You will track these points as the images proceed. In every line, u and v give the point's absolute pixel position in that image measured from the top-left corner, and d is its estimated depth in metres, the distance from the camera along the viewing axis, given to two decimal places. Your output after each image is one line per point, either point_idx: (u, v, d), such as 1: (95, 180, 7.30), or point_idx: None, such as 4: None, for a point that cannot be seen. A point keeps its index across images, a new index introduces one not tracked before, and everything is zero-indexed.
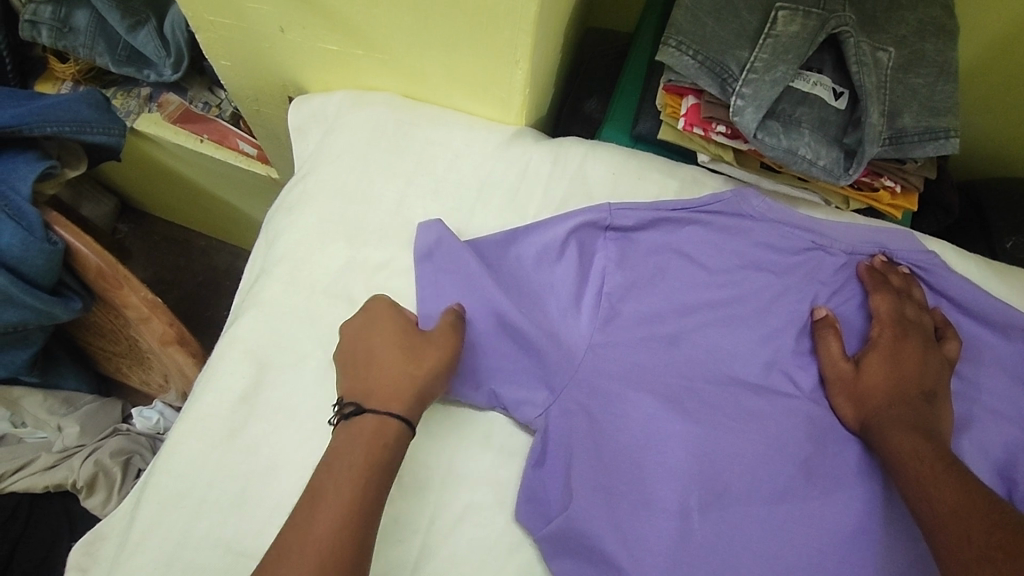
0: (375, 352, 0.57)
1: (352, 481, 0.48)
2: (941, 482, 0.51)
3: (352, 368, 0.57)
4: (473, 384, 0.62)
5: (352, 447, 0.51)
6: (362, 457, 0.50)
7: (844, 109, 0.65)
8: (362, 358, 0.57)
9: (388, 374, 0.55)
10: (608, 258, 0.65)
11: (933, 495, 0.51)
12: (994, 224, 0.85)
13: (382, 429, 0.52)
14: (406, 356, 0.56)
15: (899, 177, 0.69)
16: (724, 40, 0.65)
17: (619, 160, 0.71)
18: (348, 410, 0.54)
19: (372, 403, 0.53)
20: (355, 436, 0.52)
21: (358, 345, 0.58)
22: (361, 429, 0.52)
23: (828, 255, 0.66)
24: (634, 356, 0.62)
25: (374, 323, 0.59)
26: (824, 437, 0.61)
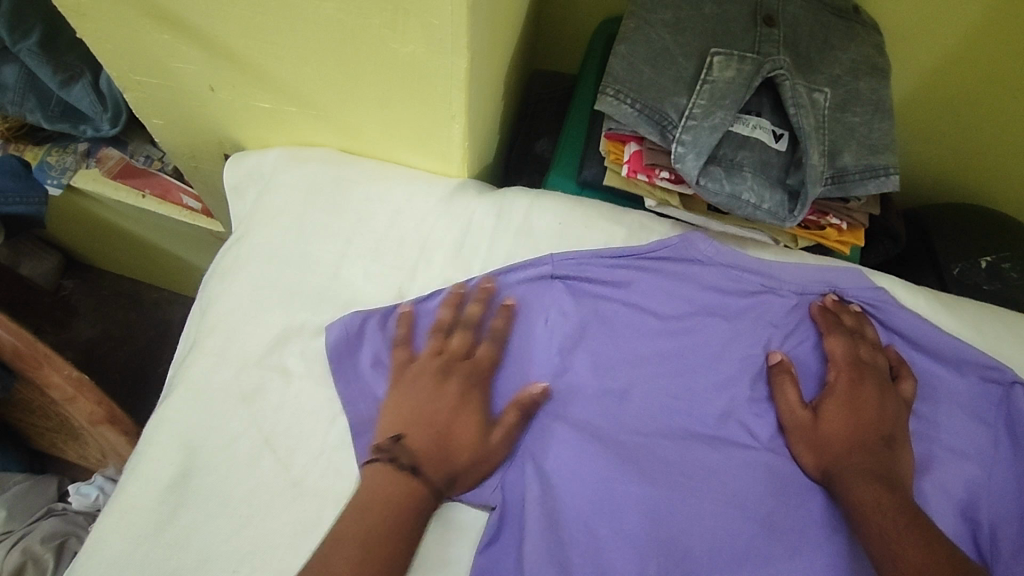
0: (447, 404, 0.58)
1: (382, 534, 0.52)
2: (908, 545, 0.51)
3: (423, 422, 0.57)
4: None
5: (378, 506, 0.53)
6: (381, 508, 0.53)
7: (785, 151, 0.65)
8: (432, 417, 0.58)
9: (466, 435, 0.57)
10: (558, 309, 0.63)
11: (899, 554, 0.51)
12: (940, 251, 0.86)
13: (416, 491, 0.54)
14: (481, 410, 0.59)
15: (845, 216, 0.69)
16: (662, 87, 0.64)
17: (565, 209, 0.69)
18: (402, 461, 0.55)
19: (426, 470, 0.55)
20: (408, 488, 0.54)
21: (442, 402, 0.58)
22: (400, 485, 0.54)
23: (778, 297, 0.65)
24: (586, 414, 0.60)
25: (458, 378, 0.60)
26: (786, 488, 0.59)
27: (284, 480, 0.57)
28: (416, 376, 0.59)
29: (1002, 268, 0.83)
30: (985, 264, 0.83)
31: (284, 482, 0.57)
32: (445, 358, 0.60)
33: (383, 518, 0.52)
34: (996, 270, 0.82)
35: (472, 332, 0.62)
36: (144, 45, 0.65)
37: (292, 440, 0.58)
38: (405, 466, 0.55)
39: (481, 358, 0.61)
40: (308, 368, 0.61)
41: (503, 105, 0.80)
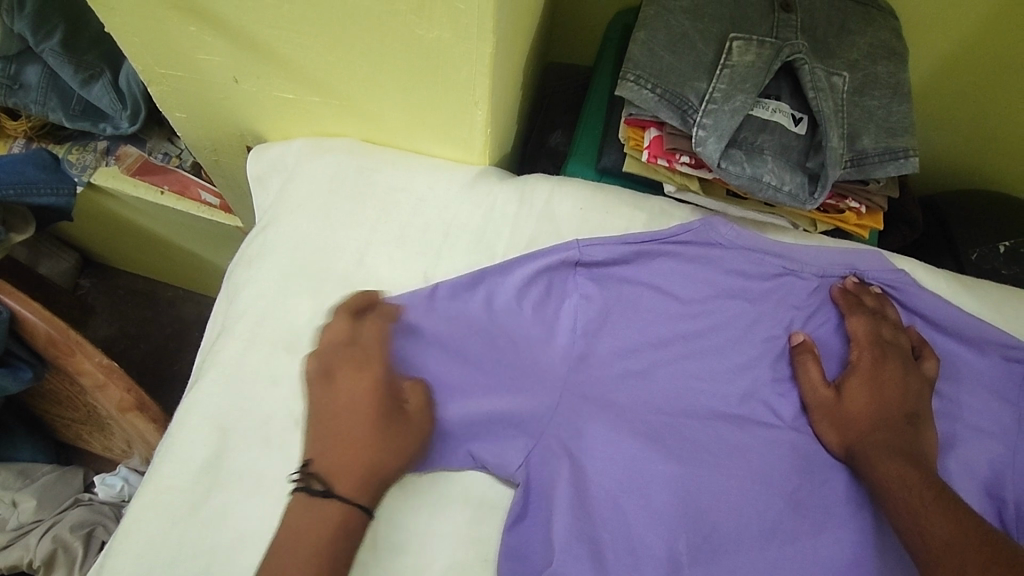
0: (343, 408, 0.57)
1: (320, 575, 0.49)
2: (937, 518, 0.51)
3: (326, 434, 0.56)
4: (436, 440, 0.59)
5: (314, 538, 0.50)
6: (318, 547, 0.50)
7: (804, 134, 0.65)
8: (337, 426, 0.56)
9: (374, 443, 0.55)
10: (580, 295, 0.64)
11: (926, 531, 0.51)
12: (957, 236, 0.86)
13: (351, 518, 0.52)
14: (364, 414, 0.56)
15: (864, 199, 0.70)
16: (682, 71, 0.64)
17: (587, 195, 0.70)
18: (314, 486, 0.53)
19: (339, 486, 0.53)
20: (331, 518, 0.51)
21: (361, 406, 0.57)
22: (324, 508, 0.52)
23: (800, 279, 0.66)
24: (612, 394, 0.61)
25: (348, 376, 0.58)
26: (810, 466, 0.60)
27: None
28: (332, 380, 0.58)
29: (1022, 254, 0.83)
30: (1004, 249, 0.83)
31: None
32: (329, 361, 0.59)
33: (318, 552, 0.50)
34: (1016, 256, 0.83)
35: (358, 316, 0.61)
36: (172, 38, 0.66)
37: None
38: (319, 492, 0.52)
39: (365, 343, 0.60)
40: None
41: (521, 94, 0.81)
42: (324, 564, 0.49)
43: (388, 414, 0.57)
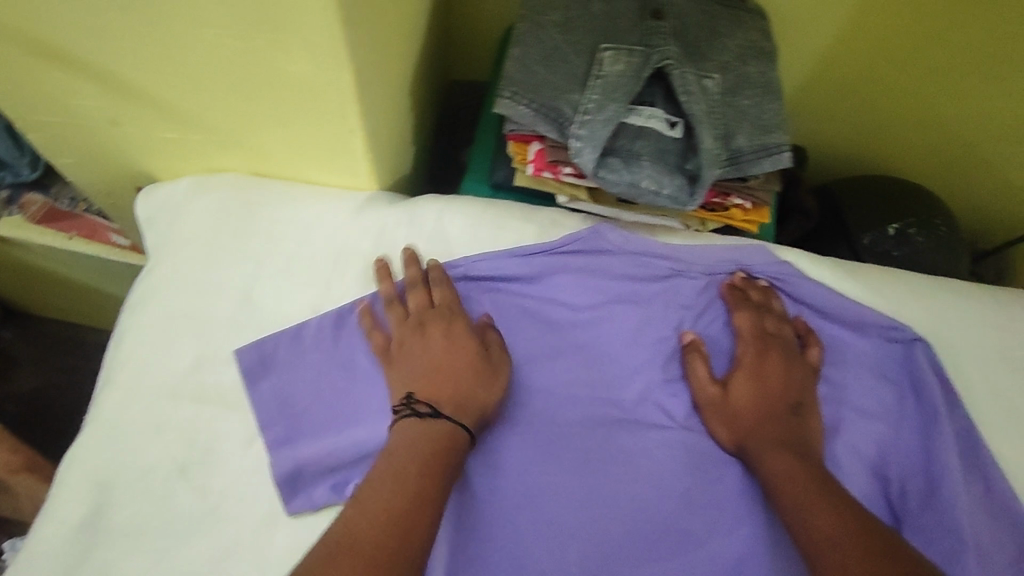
0: (436, 349, 0.59)
1: (423, 477, 0.51)
2: (820, 510, 0.53)
3: (423, 370, 0.59)
4: (322, 476, 0.57)
5: (433, 444, 0.53)
6: (425, 452, 0.52)
7: (680, 137, 0.67)
8: (429, 365, 0.59)
9: (457, 374, 0.58)
10: (470, 312, 0.66)
11: (811, 523, 0.52)
12: (850, 221, 0.89)
13: (456, 435, 0.55)
14: (454, 350, 0.59)
15: (747, 195, 0.72)
16: (557, 85, 0.65)
17: (476, 211, 0.70)
18: (421, 410, 0.56)
19: (445, 409, 0.56)
20: (421, 428, 0.54)
21: (459, 343, 0.60)
22: (435, 428, 0.55)
23: (687, 279, 0.68)
24: (506, 410, 0.61)
25: (435, 326, 0.61)
26: (703, 464, 0.61)
27: (200, 507, 0.55)
28: (414, 336, 0.60)
29: (910, 234, 0.87)
30: (893, 232, 0.87)
31: (199, 510, 0.55)
32: (425, 315, 0.61)
33: (425, 455, 0.52)
34: (904, 237, 0.87)
35: (423, 287, 0.63)
36: (36, 83, 0.64)
37: (208, 469, 0.57)
38: (428, 413, 0.55)
39: (440, 300, 0.63)
40: (220, 394, 0.60)
41: (416, 116, 0.81)
42: (431, 465, 0.52)
43: (466, 347, 0.60)
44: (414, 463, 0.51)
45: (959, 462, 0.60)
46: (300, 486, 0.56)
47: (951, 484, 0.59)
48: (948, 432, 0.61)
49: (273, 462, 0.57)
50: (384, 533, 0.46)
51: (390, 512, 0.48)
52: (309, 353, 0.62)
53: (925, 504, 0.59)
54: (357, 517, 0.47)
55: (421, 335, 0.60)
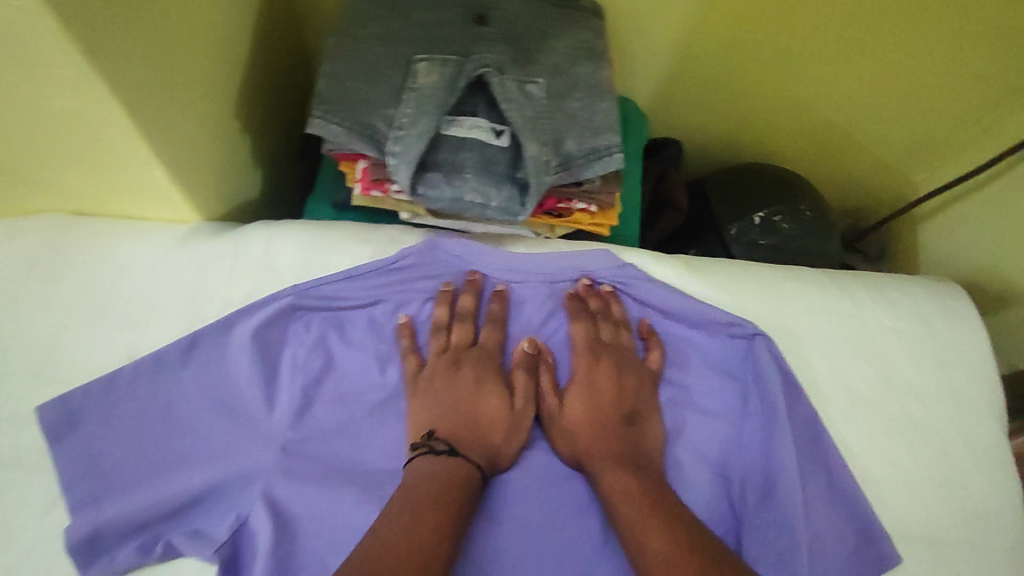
0: (469, 388, 0.61)
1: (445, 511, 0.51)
2: (650, 522, 0.52)
3: (447, 410, 0.60)
4: (128, 535, 0.54)
5: (443, 484, 0.53)
6: (429, 493, 0.52)
7: (507, 146, 0.64)
8: (454, 406, 0.60)
9: (493, 419, 0.60)
10: (302, 344, 0.62)
11: (642, 539, 0.52)
12: (718, 213, 0.89)
13: (470, 476, 0.56)
14: (481, 392, 0.61)
15: (589, 199, 0.70)
16: (371, 100, 0.62)
17: (305, 236, 0.66)
18: (438, 448, 0.57)
19: (470, 453, 0.57)
20: (453, 467, 0.55)
21: (489, 384, 0.61)
22: (439, 465, 0.55)
23: (527, 290, 0.67)
24: (337, 445, 0.59)
25: (468, 365, 0.62)
26: (540, 481, 0.60)
27: None
28: (429, 378, 0.61)
29: (777, 222, 0.87)
30: (760, 220, 0.87)
31: None
32: (450, 354, 0.62)
33: (440, 493, 0.53)
34: (771, 225, 0.87)
35: (463, 316, 0.64)
36: None
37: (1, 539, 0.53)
38: (445, 451, 0.56)
39: (486, 342, 0.63)
40: (20, 456, 0.56)
41: (264, 141, 0.78)
42: (449, 503, 0.52)
43: (500, 396, 0.61)
44: (432, 498, 0.52)
45: (793, 457, 0.60)
46: (101, 548, 0.53)
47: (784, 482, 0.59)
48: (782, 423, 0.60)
49: (69, 526, 0.53)
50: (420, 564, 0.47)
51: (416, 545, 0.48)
52: (124, 403, 0.58)
53: (760, 504, 0.60)
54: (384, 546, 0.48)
55: (452, 374, 0.61)
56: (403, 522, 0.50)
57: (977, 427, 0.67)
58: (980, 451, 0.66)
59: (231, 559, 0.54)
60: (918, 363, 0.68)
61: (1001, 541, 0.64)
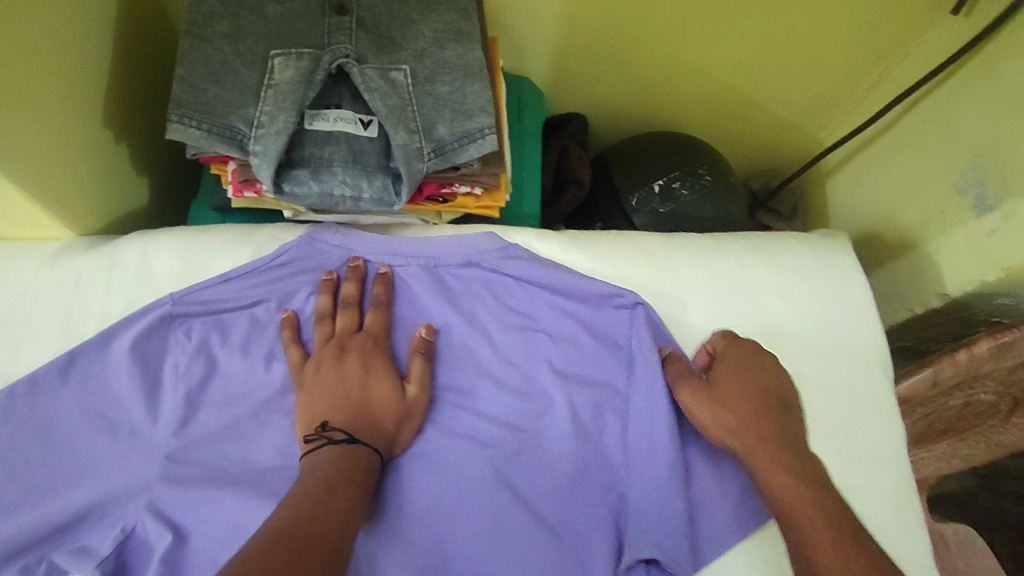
0: (358, 375, 0.60)
1: (352, 490, 0.52)
2: (799, 520, 0.52)
3: (335, 399, 0.58)
4: (10, 558, 0.54)
5: (340, 470, 0.53)
6: (335, 473, 0.53)
7: (375, 136, 0.64)
8: (345, 394, 0.58)
9: (385, 403, 0.59)
10: (183, 351, 0.62)
11: (797, 510, 0.52)
12: (619, 184, 0.90)
13: (371, 461, 0.56)
14: (370, 377, 0.60)
15: (470, 182, 0.69)
16: (230, 101, 0.61)
17: (184, 244, 0.66)
18: (336, 437, 0.56)
19: (364, 436, 0.57)
20: (348, 452, 0.55)
21: (378, 369, 0.61)
22: (347, 453, 0.55)
23: (410, 277, 0.67)
24: (221, 451, 0.59)
25: (355, 352, 0.61)
26: (427, 466, 0.61)
27: None
28: (315, 370, 0.60)
29: (675, 189, 0.88)
30: (658, 188, 0.88)
31: None
32: (339, 343, 0.61)
33: (343, 476, 0.53)
34: (669, 192, 0.88)
35: (351, 305, 0.63)
36: None
37: None
38: (344, 440, 0.56)
39: (371, 326, 0.63)
40: None
41: (150, 146, 0.76)
42: (353, 482, 0.53)
43: (394, 378, 0.61)
44: (337, 478, 0.52)
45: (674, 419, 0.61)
46: None
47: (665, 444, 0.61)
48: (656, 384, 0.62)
49: None
50: (331, 535, 0.47)
51: (331, 520, 0.48)
52: None
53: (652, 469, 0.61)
54: (300, 515, 0.47)
55: (339, 361, 0.60)
56: (318, 496, 0.50)
57: (860, 374, 0.69)
58: (864, 397, 0.68)
59: (115, 572, 0.55)
60: (801, 317, 0.70)
61: (891, 481, 0.66)
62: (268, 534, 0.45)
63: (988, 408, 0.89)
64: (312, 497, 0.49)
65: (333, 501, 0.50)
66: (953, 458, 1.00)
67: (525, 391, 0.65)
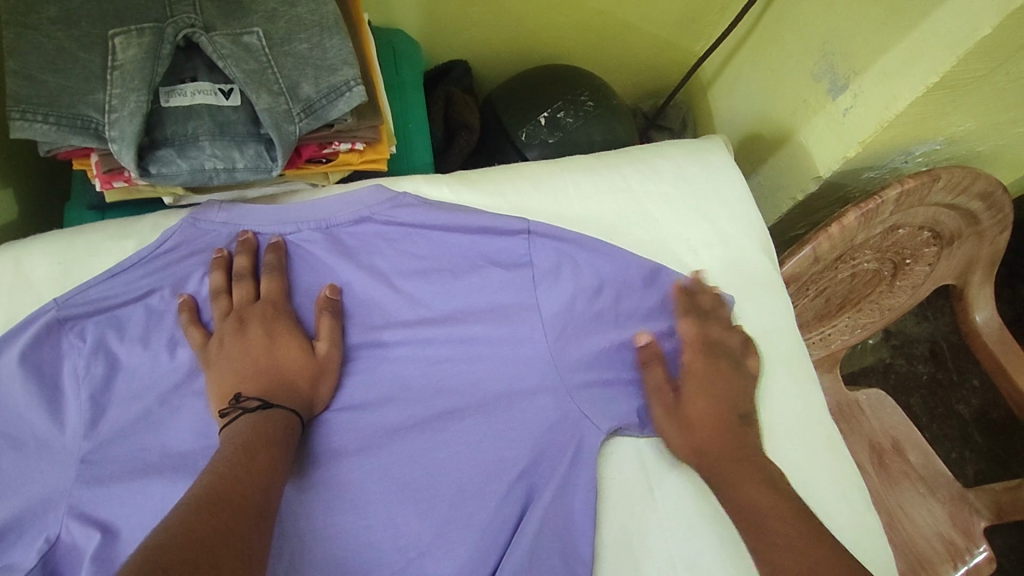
0: (262, 345, 0.61)
1: (273, 449, 0.54)
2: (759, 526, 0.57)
3: (244, 371, 0.60)
4: None
5: (257, 430, 0.55)
6: (254, 433, 0.54)
7: (239, 104, 0.63)
8: (254, 365, 0.60)
9: (295, 365, 0.61)
10: (79, 354, 0.61)
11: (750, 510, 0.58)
12: (507, 122, 0.92)
13: (288, 421, 0.58)
14: (275, 345, 0.62)
15: (349, 139, 0.69)
16: (72, 88, 0.58)
17: (60, 246, 0.63)
18: (250, 405, 0.57)
19: (278, 400, 0.59)
20: (263, 417, 0.56)
21: (282, 336, 0.62)
22: (262, 416, 0.56)
23: (302, 242, 0.67)
24: (138, 443, 0.60)
25: (255, 322, 0.62)
26: (349, 416, 0.65)
27: None
28: (220, 347, 0.61)
29: (560, 118, 0.90)
30: (544, 120, 0.90)
31: None
32: (239, 316, 0.62)
33: (263, 436, 0.54)
34: (555, 122, 0.90)
35: (246, 279, 0.63)
36: None
37: None
38: (259, 406, 0.57)
39: (269, 294, 0.64)
40: None
41: (6, 151, 0.72)
42: (274, 438, 0.55)
43: (299, 341, 0.63)
44: (257, 437, 0.54)
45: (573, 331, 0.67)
46: None
47: (569, 355, 0.66)
48: (561, 301, 0.67)
49: None
50: (256, 488, 0.49)
51: (256, 475, 0.50)
52: None
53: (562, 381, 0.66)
54: (221, 473, 0.49)
55: (241, 334, 0.61)
56: (240, 448, 0.52)
57: (747, 260, 0.74)
58: (753, 281, 0.74)
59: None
60: (688, 218, 0.74)
61: (781, 351, 0.72)
62: (192, 495, 0.47)
63: (873, 275, 0.98)
64: (231, 457, 0.51)
65: (258, 456, 0.52)
66: (856, 329, 1.08)
67: (437, 332, 0.68)
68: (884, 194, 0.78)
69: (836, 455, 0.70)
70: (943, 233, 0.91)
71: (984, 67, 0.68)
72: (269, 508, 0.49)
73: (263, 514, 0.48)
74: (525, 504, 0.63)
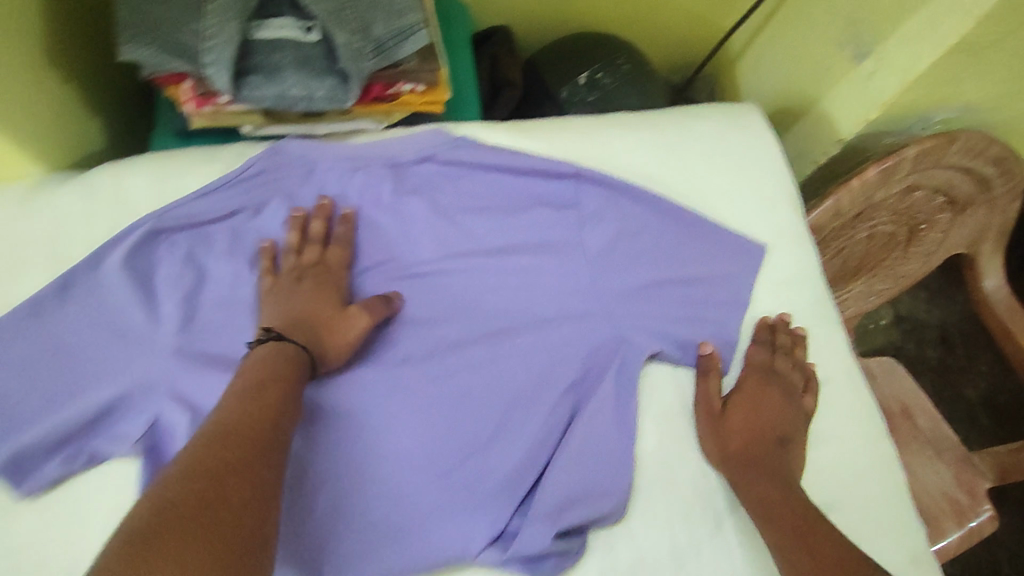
0: (308, 293, 0.65)
1: (277, 381, 0.56)
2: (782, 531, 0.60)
3: (285, 310, 0.64)
4: (48, 452, 0.61)
5: (266, 366, 0.57)
6: (260, 369, 0.57)
7: (318, 40, 0.69)
8: (291, 307, 0.64)
9: (325, 317, 0.65)
10: (172, 261, 0.67)
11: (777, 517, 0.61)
12: (548, 82, 0.98)
13: (295, 355, 0.60)
14: (317, 301, 0.65)
15: (411, 80, 0.75)
16: (174, 18, 0.65)
17: (154, 165, 0.70)
18: (272, 333, 0.61)
19: (298, 339, 0.62)
20: (276, 347, 0.60)
21: (324, 298, 0.66)
22: (269, 353, 0.59)
23: (370, 172, 0.73)
24: (224, 340, 0.66)
25: (309, 278, 0.66)
26: (411, 330, 0.71)
27: None
28: (272, 289, 0.66)
29: (598, 79, 0.96)
30: (584, 80, 0.96)
31: None
32: (301, 261, 0.67)
33: (268, 371, 0.57)
34: (594, 82, 0.96)
35: (317, 242, 0.68)
36: None
37: None
38: (274, 335, 0.61)
39: (330, 259, 0.68)
40: None
41: (101, 85, 0.79)
42: (278, 371, 0.57)
43: (335, 306, 0.66)
44: (263, 374, 0.56)
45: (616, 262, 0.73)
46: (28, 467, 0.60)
47: (610, 282, 0.72)
48: (605, 237, 0.73)
49: None
50: (256, 417, 0.52)
51: (253, 405, 0.53)
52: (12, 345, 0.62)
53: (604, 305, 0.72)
54: (225, 413, 0.52)
55: (294, 282, 0.66)
56: (241, 401, 0.53)
57: (774, 207, 0.80)
58: (780, 225, 0.79)
59: (148, 449, 0.61)
60: (721, 166, 0.80)
61: (806, 291, 0.78)
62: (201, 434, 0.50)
63: (889, 239, 1.03)
64: (231, 397, 0.54)
65: (255, 391, 0.54)
66: (869, 295, 1.15)
67: (490, 259, 0.73)
68: (903, 152, 0.83)
69: (856, 388, 0.75)
70: (957, 198, 0.96)
71: (1000, 29, 0.73)
72: (277, 434, 0.52)
73: (268, 440, 0.51)
74: (570, 413, 0.68)
